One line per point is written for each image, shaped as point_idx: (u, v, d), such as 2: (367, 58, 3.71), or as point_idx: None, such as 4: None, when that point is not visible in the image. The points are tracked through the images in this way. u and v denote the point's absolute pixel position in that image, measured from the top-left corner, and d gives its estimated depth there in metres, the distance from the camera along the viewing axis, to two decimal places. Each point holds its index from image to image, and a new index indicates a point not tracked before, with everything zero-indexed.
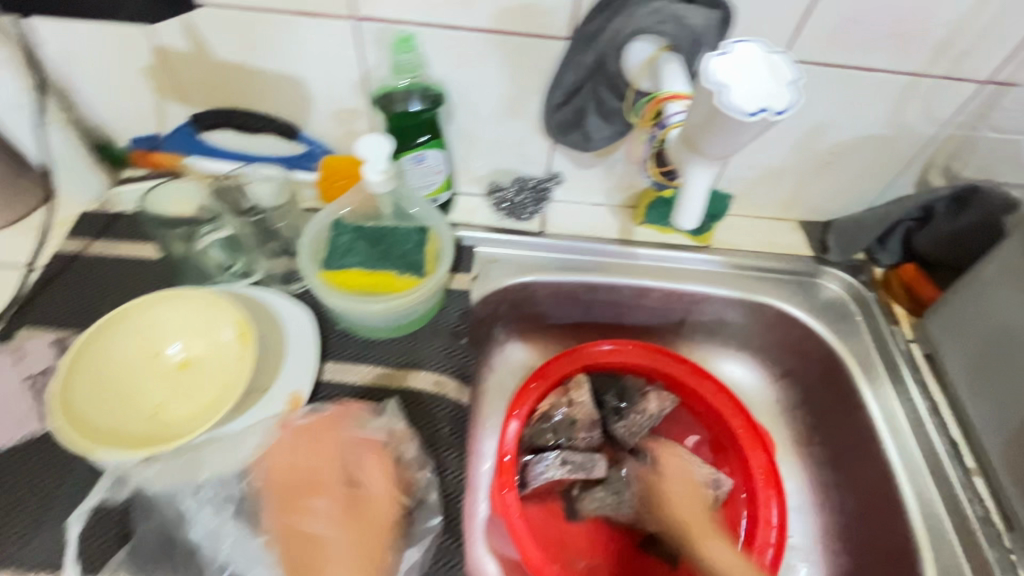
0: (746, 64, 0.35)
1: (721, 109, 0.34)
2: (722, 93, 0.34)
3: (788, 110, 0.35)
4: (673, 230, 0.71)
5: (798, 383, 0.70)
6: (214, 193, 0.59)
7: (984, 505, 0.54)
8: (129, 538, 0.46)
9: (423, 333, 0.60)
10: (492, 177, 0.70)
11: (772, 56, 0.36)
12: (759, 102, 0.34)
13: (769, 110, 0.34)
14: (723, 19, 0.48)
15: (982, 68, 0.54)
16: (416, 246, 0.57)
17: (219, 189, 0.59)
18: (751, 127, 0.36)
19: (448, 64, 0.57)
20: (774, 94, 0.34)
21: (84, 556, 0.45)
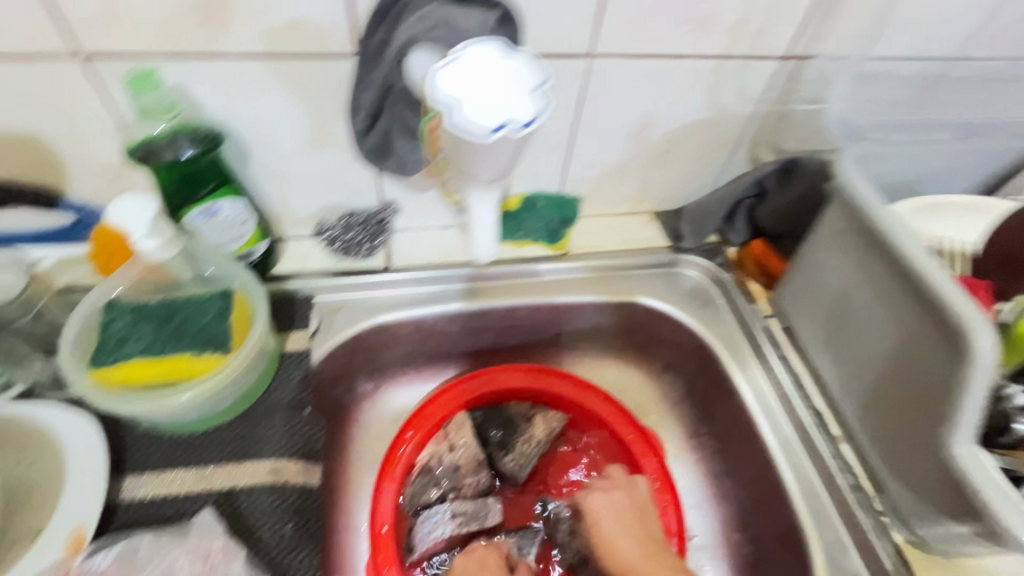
0: (482, 74, 0.33)
1: (456, 131, 0.32)
2: (455, 112, 0.32)
3: (539, 117, 0.33)
4: (528, 242, 0.66)
5: (679, 376, 0.69)
6: None
7: (855, 472, 0.53)
8: None
9: (252, 414, 0.51)
10: (320, 217, 0.61)
11: (513, 58, 0.33)
12: (497, 117, 0.32)
13: (518, 122, 0.33)
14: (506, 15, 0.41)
15: (778, 45, 0.54)
16: (215, 317, 0.48)
17: None
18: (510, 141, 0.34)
19: (221, 99, 0.48)
20: (517, 106, 0.32)
21: None
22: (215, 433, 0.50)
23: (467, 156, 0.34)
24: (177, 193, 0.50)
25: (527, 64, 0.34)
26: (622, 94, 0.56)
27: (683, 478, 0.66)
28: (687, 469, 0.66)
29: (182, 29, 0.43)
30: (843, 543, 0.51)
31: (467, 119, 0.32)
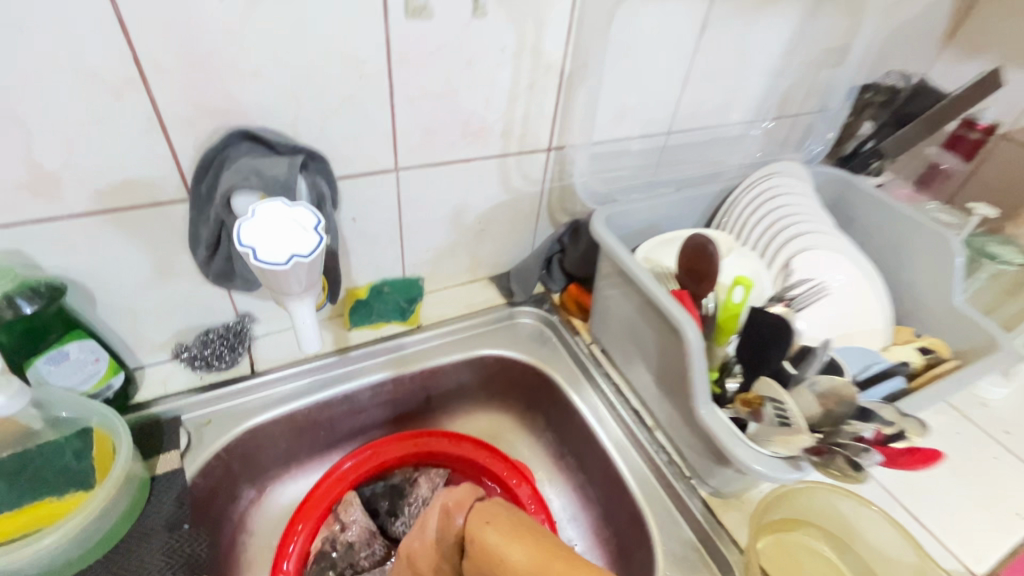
0: (272, 221, 0.42)
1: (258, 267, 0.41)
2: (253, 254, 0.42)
3: (320, 248, 0.43)
4: (384, 323, 0.76)
5: (536, 409, 0.81)
6: None
7: (668, 451, 0.67)
8: None
9: (130, 541, 0.53)
10: (177, 340, 0.66)
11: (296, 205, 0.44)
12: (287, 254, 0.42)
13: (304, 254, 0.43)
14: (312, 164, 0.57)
15: (541, 140, 0.72)
16: (75, 456, 0.51)
17: None
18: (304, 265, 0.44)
19: (59, 254, 0.53)
20: (301, 242, 0.42)
21: None
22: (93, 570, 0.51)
23: (275, 281, 0.43)
24: (19, 344, 0.52)
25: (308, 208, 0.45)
26: (432, 192, 0.70)
27: (558, 497, 0.77)
28: (560, 489, 0.77)
29: (12, 201, 0.48)
30: (672, 509, 0.63)
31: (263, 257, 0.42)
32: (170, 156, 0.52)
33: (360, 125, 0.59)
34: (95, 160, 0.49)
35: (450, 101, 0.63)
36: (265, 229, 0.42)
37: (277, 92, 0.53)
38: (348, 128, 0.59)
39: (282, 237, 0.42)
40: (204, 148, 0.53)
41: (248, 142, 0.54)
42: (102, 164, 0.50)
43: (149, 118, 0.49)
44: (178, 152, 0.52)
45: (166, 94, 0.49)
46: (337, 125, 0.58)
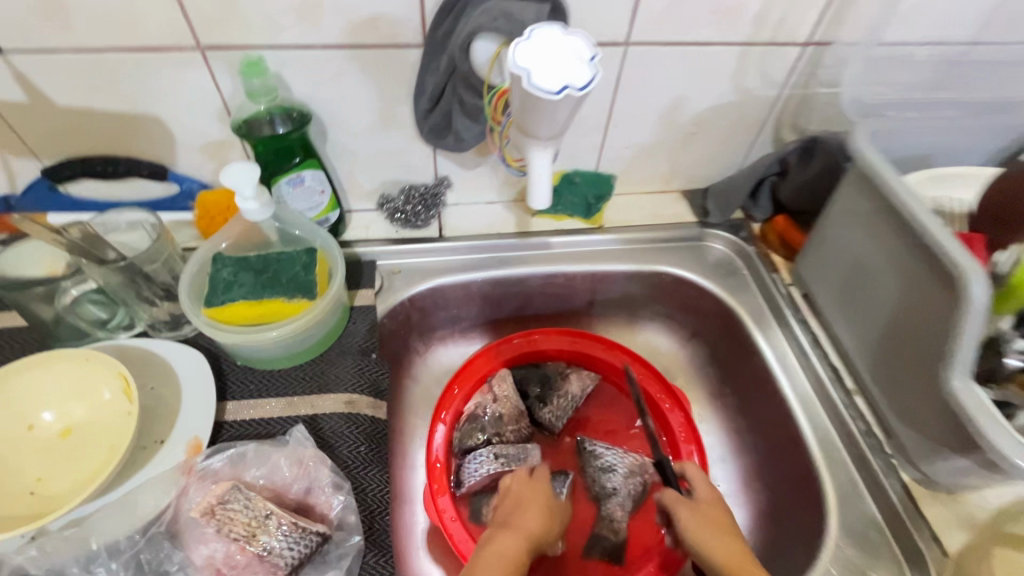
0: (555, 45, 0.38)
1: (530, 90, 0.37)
2: (528, 77, 0.37)
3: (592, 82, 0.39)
4: (567, 216, 0.74)
5: (705, 340, 0.75)
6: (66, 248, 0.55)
7: (867, 420, 0.58)
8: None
9: (330, 356, 0.59)
10: (382, 190, 0.69)
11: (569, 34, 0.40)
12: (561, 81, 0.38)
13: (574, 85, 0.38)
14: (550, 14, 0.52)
15: (801, 31, 0.59)
16: (303, 269, 0.56)
17: (72, 245, 0.55)
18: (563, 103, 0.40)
19: (309, 84, 0.57)
20: (576, 71, 0.38)
21: None
22: (299, 367, 0.58)
23: (537, 112, 0.39)
24: (269, 162, 0.58)
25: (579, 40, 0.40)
26: (654, 78, 0.62)
27: (710, 435, 0.71)
28: (711, 426, 0.72)
29: (281, 23, 0.51)
30: (856, 476, 0.56)
31: (537, 83, 0.37)
32: None
33: None
34: None
35: None
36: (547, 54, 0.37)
37: None
38: None
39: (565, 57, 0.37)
40: None
41: None
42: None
43: None
44: None
45: None
46: None
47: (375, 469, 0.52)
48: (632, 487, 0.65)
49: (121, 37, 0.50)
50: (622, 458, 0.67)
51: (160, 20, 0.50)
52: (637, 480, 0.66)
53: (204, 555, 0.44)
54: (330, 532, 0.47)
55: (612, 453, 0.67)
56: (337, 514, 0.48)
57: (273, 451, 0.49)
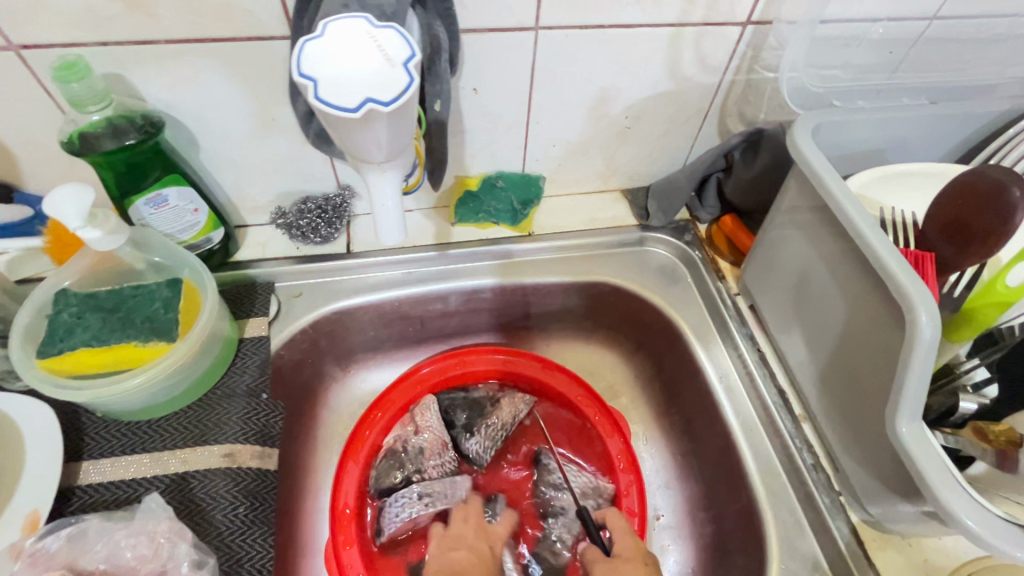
0: (348, 51, 0.32)
1: (320, 107, 0.32)
2: (318, 91, 0.32)
3: (401, 95, 0.32)
4: (492, 224, 0.66)
5: (648, 354, 0.68)
6: None
7: (814, 450, 0.52)
8: None
9: (211, 400, 0.52)
10: (277, 203, 0.62)
11: (379, 33, 0.34)
12: (358, 95, 0.32)
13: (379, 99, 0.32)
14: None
15: (739, 9, 0.51)
16: (164, 307, 0.48)
17: None
18: (380, 123, 0.33)
19: (161, 86, 0.48)
20: (378, 81, 0.32)
21: None
22: (171, 416, 0.50)
23: (347, 137, 0.34)
24: (121, 180, 0.49)
25: (389, 38, 0.34)
26: (575, 69, 0.54)
27: (651, 459, 0.66)
28: (656, 450, 0.66)
29: (104, 14, 0.42)
30: (803, 516, 0.50)
31: (328, 96, 0.32)
32: None
33: None
34: None
35: None
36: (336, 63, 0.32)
37: None
38: None
39: (361, 66, 0.32)
40: None
41: None
42: None
43: None
44: None
45: None
46: None
47: (259, 534, 0.46)
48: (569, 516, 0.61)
49: None
50: (576, 476, 0.62)
51: None
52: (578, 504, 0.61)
53: None
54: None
55: (566, 471, 0.63)
56: None
57: (120, 528, 0.42)
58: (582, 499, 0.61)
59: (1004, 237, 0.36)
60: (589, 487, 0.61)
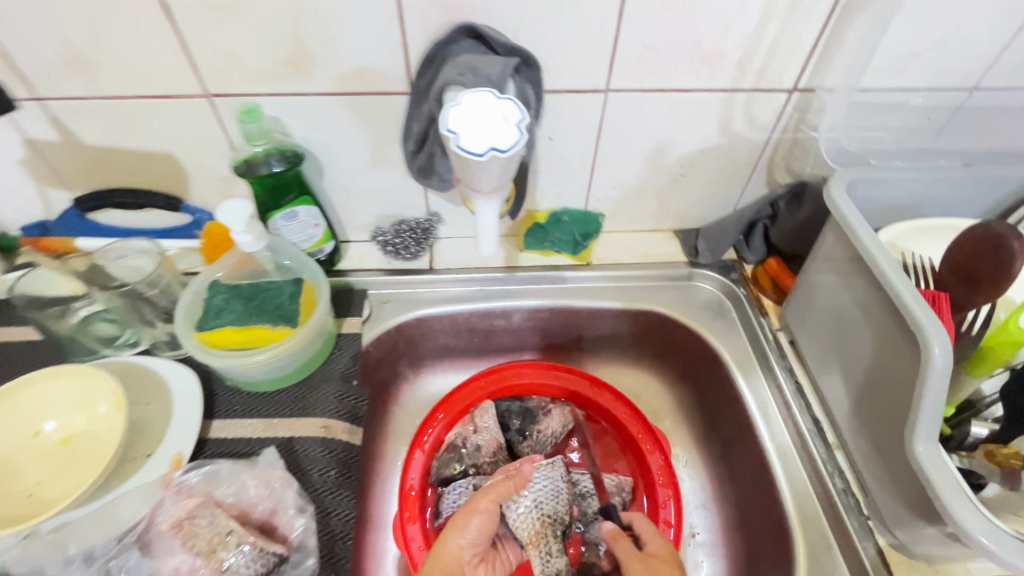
0: (479, 112, 0.43)
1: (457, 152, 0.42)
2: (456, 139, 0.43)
3: (515, 147, 0.43)
4: (555, 253, 0.75)
5: (689, 382, 0.74)
6: (86, 274, 0.61)
7: (845, 477, 0.55)
8: None
9: (312, 380, 0.62)
10: (376, 224, 0.74)
11: (502, 100, 0.44)
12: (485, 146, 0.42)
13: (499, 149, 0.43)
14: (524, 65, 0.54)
15: (785, 78, 0.59)
16: (289, 299, 0.59)
17: (91, 270, 0.61)
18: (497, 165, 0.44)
19: (305, 126, 0.61)
20: (500, 136, 0.43)
21: None
22: (281, 391, 0.61)
23: (470, 173, 0.44)
24: (266, 198, 0.62)
25: (510, 105, 0.44)
26: (637, 124, 0.63)
27: (690, 480, 0.70)
28: (695, 472, 0.70)
29: (276, 72, 0.56)
30: (832, 537, 0.54)
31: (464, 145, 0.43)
32: (400, 48, 0.55)
33: (580, 35, 0.54)
34: (341, 42, 0.54)
35: (686, 20, 0.54)
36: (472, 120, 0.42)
37: None
38: (570, 39, 0.55)
39: (490, 127, 0.42)
40: (431, 43, 0.55)
41: (471, 39, 0.54)
42: (344, 50, 0.55)
43: (390, 8, 0.52)
44: (409, 44, 0.55)
45: None
46: (558, 31, 0.54)
47: (343, 495, 0.54)
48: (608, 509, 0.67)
49: (137, 87, 0.56)
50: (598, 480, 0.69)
51: (168, 70, 0.55)
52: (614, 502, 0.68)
53: (167, 561, 0.47)
54: (288, 555, 0.49)
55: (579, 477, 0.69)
56: (297, 536, 0.50)
57: (243, 472, 0.52)
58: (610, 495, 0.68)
59: (1009, 279, 0.41)
60: (614, 484, 0.69)
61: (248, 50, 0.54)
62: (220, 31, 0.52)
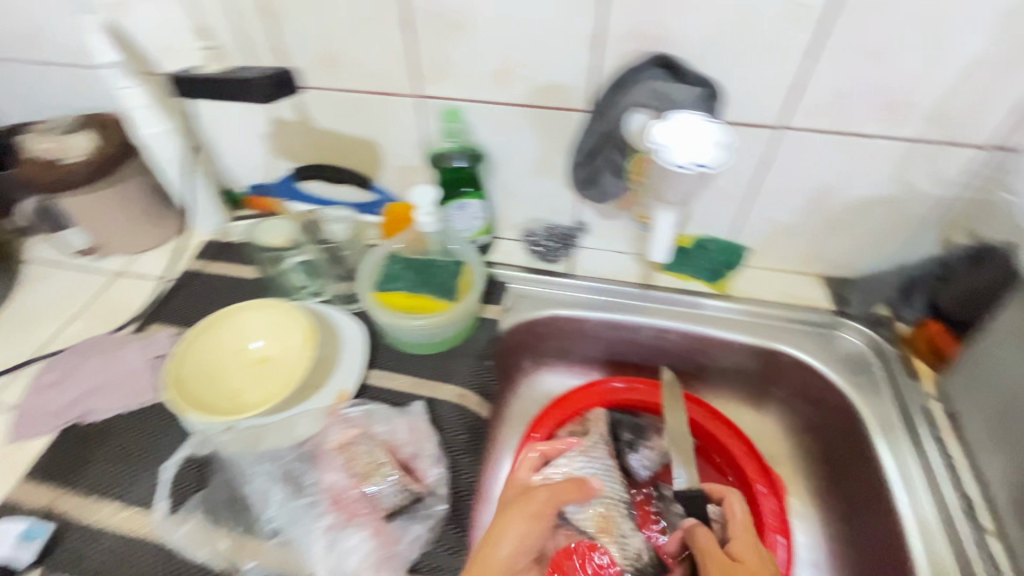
0: (689, 130, 0.48)
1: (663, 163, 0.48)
2: (664, 152, 0.48)
3: (718, 166, 0.48)
4: (692, 278, 0.76)
5: (817, 433, 0.71)
6: (301, 228, 0.73)
7: (996, 566, 0.52)
8: (200, 488, 0.56)
9: (455, 353, 0.70)
10: (527, 225, 0.80)
11: (710, 123, 0.48)
12: (691, 161, 0.47)
13: (703, 166, 0.48)
14: (707, 94, 0.57)
15: (983, 134, 0.57)
16: (452, 277, 0.67)
17: (306, 225, 0.74)
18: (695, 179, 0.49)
19: (491, 130, 0.69)
20: (706, 155, 0.48)
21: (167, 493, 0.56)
22: (429, 356, 0.69)
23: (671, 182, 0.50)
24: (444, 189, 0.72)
25: (716, 127, 0.48)
26: (806, 163, 0.64)
27: (806, 536, 0.68)
28: (811, 528, 0.68)
29: (479, 82, 0.64)
30: None
31: (670, 157, 0.48)
32: (590, 70, 0.61)
33: (766, 72, 0.57)
34: (540, 60, 0.61)
35: (881, 66, 0.54)
36: (682, 136, 0.47)
37: (701, 24, 0.55)
38: (755, 75, 0.57)
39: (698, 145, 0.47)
40: (619, 68, 0.60)
41: (659, 68, 0.58)
42: (541, 68, 0.62)
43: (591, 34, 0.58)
44: (599, 67, 0.61)
45: (612, 13, 0.56)
46: (744, 66, 0.57)
47: (468, 458, 0.60)
48: None
49: (366, 83, 0.68)
50: None
51: (394, 72, 0.66)
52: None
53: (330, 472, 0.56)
54: (422, 495, 0.55)
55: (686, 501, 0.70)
56: (431, 481, 0.57)
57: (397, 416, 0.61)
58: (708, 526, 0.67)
59: None
60: None
61: (461, 60, 0.63)
62: (443, 43, 0.62)
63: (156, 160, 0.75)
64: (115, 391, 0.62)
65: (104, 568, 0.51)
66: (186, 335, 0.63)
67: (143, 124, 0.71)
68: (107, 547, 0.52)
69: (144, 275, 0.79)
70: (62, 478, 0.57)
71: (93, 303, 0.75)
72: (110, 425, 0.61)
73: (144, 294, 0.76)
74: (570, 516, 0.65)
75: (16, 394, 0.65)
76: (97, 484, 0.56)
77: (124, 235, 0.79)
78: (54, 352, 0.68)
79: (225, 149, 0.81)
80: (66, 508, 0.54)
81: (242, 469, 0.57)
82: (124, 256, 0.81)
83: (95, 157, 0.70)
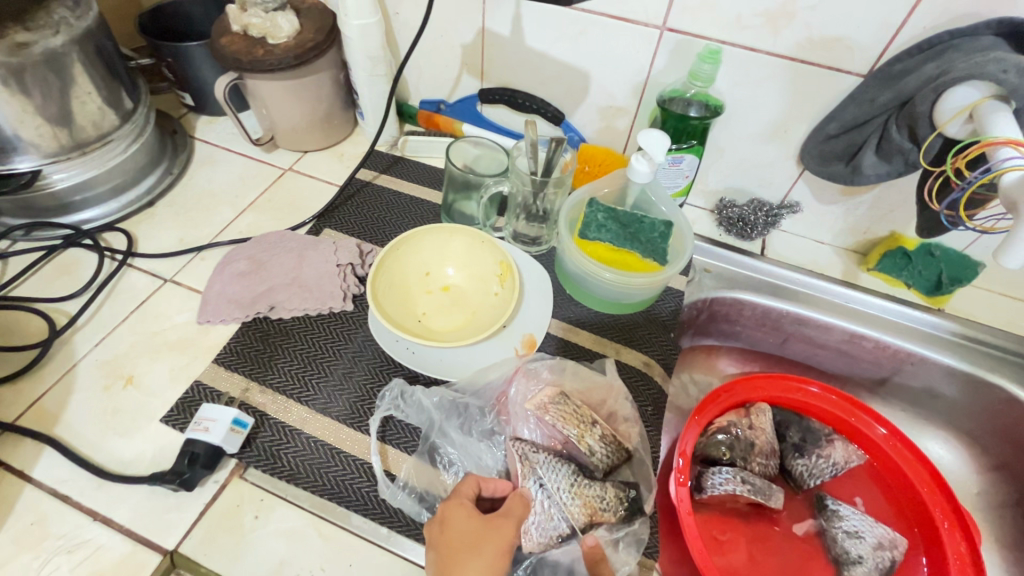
0: None
1: None
2: None
3: None
4: (904, 286, 0.69)
5: (1013, 476, 0.67)
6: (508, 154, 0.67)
7: None
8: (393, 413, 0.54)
9: (639, 318, 0.65)
10: (724, 195, 0.73)
11: None
12: None
13: None
14: None
15: None
16: (661, 237, 0.60)
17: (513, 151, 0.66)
18: None
19: (734, 81, 0.61)
20: None
21: (359, 407, 0.54)
22: (612, 316, 0.65)
23: None
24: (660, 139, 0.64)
25: None
26: None
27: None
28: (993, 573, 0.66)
29: (747, 24, 0.56)
30: None
31: None
32: (894, 28, 0.52)
33: None
34: (836, 8, 0.52)
35: None
36: None
37: None
38: None
39: None
40: (934, 30, 0.51)
41: (995, 36, 0.49)
42: (832, 16, 0.53)
43: None
44: (906, 25, 0.51)
45: None
46: None
47: (656, 433, 0.56)
48: (881, 561, 0.61)
49: (607, 5, 0.60)
50: (871, 526, 0.63)
51: None
52: (886, 555, 0.61)
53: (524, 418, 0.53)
54: (633, 454, 0.53)
55: (860, 519, 0.63)
56: (632, 444, 0.53)
57: (592, 376, 0.58)
58: (879, 548, 0.61)
59: None
60: (887, 539, 0.62)
61: None
62: None
63: (351, 57, 0.69)
64: (301, 292, 0.60)
65: (299, 474, 0.49)
66: (383, 249, 0.60)
67: (353, 13, 0.64)
68: (302, 452, 0.51)
69: (313, 175, 0.76)
70: (249, 370, 0.55)
71: (266, 196, 0.73)
72: (296, 326, 0.59)
73: (314, 195, 0.73)
74: (714, 484, 0.63)
75: (198, 277, 0.63)
76: (285, 384, 0.54)
77: (297, 131, 0.75)
78: (233, 240, 0.67)
79: (414, 56, 0.75)
80: (258, 402, 0.53)
81: (430, 400, 0.54)
82: (292, 152, 0.78)
83: (298, 43, 0.65)
